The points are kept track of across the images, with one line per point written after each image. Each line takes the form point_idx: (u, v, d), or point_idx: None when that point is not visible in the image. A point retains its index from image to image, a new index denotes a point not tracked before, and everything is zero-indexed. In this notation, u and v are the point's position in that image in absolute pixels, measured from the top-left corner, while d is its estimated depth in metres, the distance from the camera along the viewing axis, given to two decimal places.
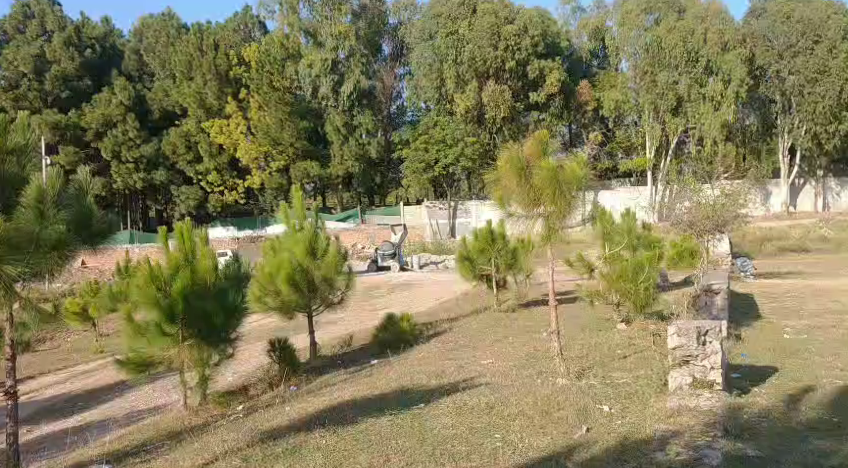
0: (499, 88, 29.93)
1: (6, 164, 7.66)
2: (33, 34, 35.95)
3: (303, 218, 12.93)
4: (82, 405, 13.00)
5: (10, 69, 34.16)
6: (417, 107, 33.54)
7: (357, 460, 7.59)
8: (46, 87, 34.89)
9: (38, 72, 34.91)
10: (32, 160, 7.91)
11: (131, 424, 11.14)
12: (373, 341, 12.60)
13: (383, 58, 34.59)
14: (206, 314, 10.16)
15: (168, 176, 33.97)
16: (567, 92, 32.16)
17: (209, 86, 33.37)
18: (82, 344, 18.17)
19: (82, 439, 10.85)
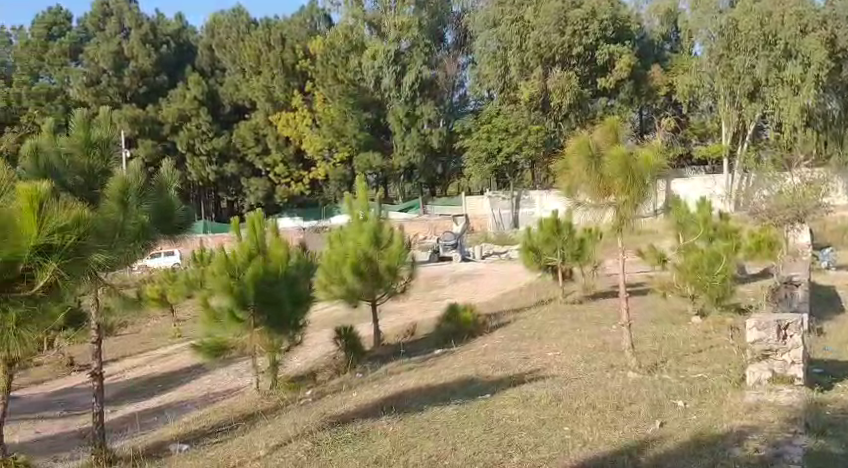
0: (566, 74, 29.86)
1: (92, 157, 8.38)
2: (112, 33, 38.10)
3: (367, 209, 12.78)
4: (160, 387, 13.34)
5: (91, 65, 36.08)
6: (481, 96, 33.65)
7: (424, 447, 7.56)
8: (124, 83, 36.31)
9: (118, 68, 36.50)
10: (114, 154, 8.69)
11: (203, 407, 11.33)
12: (436, 331, 12.58)
13: (446, 47, 34.50)
14: (277, 303, 10.38)
15: (239, 169, 34.58)
16: (638, 78, 31.43)
17: (277, 80, 33.97)
18: (161, 329, 18.71)
19: (159, 420, 11.14)
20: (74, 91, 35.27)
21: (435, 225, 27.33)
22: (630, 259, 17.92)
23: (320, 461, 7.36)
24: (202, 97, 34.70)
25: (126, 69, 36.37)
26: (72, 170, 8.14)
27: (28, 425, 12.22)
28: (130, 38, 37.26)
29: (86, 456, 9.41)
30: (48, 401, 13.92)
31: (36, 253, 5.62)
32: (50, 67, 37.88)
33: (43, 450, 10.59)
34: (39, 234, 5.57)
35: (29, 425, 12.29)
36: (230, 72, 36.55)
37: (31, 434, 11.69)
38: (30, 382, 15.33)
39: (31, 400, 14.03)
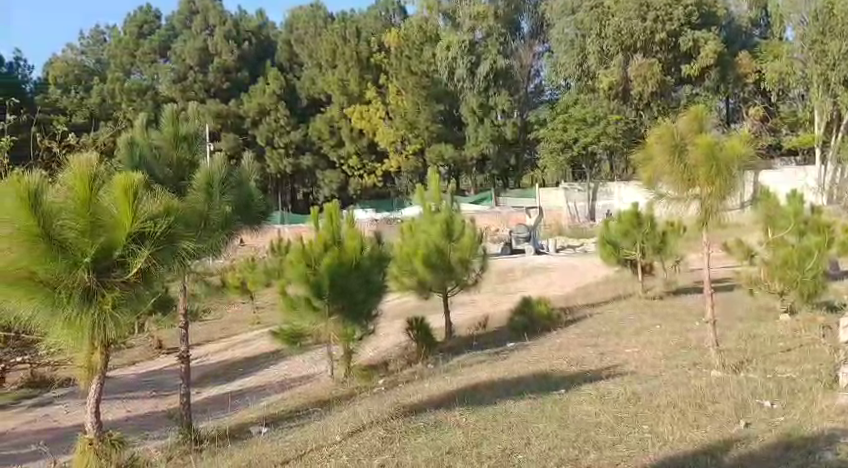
0: (647, 61, 28.81)
1: (180, 149, 9.60)
2: (198, 30, 39.19)
3: (440, 201, 12.90)
4: (241, 371, 13.57)
5: (178, 62, 37.30)
6: (557, 86, 33.23)
7: (497, 440, 7.42)
8: (209, 79, 37.45)
9: (203, 64, 37.60)
10: (200, 147, 9.89)
11: (281, 393, 11.44)
12: (509, 324, 12.43)
13: (522, 36, 33.77)
14: (350, 292, 10.46)
15: (314, 161, 34.96)
16: (725, 64, 30.01)
17: (351, 73, 34.20)
18: (242, 315, 19.07)
19: (241, 403, 11.40)
20: (163, 88, 36.59)
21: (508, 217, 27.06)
22: (715, 254, 17.44)
23: (394, 449, 7.34)
24: (280, 91, 35.53)
25: (211, 66, 37.51)
26: (162, 162, 9.39)
27: (120, 404, 12.60)
28: (214, 34, 38.42)
29: (172, 436, 9.69)
30: (137, 380, 14.31)
31: (130, 239, 6.03)
32: (141, 64, 39.64)
33: (132, 429, 10.90)
34: (134, 222, 5.98)
35: (120, 404, 12.67)
36: (306, 66, 37.12)
37: (123, 412, 12.06)
38: (123, 362, 15.85)
39: (122, 379, 14.43)
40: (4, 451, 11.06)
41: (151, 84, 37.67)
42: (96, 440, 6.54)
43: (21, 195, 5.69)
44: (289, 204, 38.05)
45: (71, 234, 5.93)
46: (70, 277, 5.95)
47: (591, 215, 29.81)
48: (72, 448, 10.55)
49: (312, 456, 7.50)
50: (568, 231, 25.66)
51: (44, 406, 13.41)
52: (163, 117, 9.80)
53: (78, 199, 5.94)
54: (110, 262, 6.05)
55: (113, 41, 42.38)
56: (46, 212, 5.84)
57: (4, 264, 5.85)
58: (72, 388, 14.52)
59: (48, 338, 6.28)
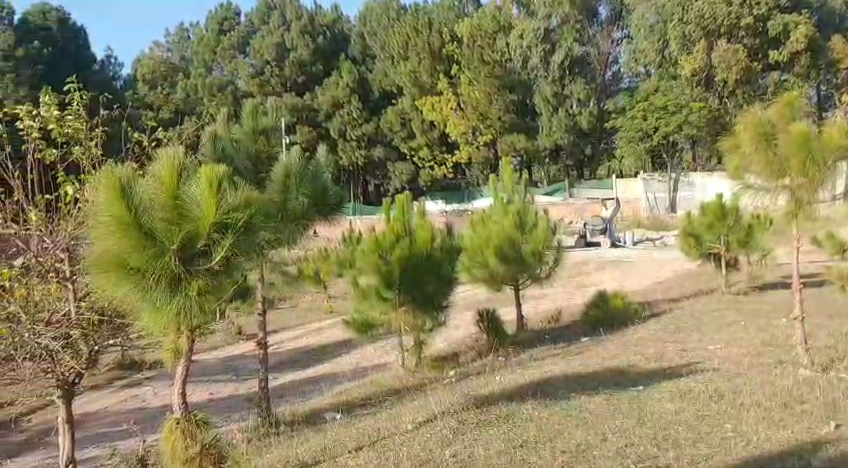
0: (732, 48, 27.19)
1: (258, 142, 9.72)
2: (276, 25, 39.64)
3: (513, 193, 12.61)
4: (314, 358, 13.64)
5: (256, 57, 37.92)
6: (636, 73, 32.45)
7: (571, 435, 7.19)
8: (285, 73, 37.88)
9: (280, 59, 38.03)
10: (276, 139, 9.99)
11: (353, 381, 11.44)
12: (584, 318, 12.10)
13: (599, 23, 33.23)
14: (421, 283, 10.43)
15: (386, 153, 35.12)
16: (816, 50, 28.30)
17: (423, 65, 34.13)
18: (316, 304, 19.19)
19: (316, 389, 11.46)
20: (242, 83, 37.25)
21: (584, 209, 26.65)
22: (805, 248, 16.72)
23: (465, 440, 7.21)
24: (353, 84, 35.88)
25: (288, 59, 37.89)
26: (242, 155, 9.54)
27: (202, 387, 12.85)
28: (291, 29, 38.82)
29: (251, 420, 9.88)
30: (217, 365, 14.51)
31: (214, 229, 6.01)
32: (221, 60, 40.27)
33: (214, 412, 11.10)
34: (217, 213, 5.97)
35: (202, 387, 12.88)
36: (379, 58, 37.15)
37: (205, 395, 12.31)
38: (205, 347, 16.08)
39: (204, 363, 14.68)
40: (96, 429, 11.42)
41: (231, 79, 38.36)
42: (183, 419, 6.43)
43: (114, 187, 5.81)
44: (360, 196, 38.11)
45: (160, 225, 5.94)
46: (158, 265, 5.94)
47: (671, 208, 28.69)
48: (160, 428, 10.89)
49: (383, 444, 7.44)
50: (647, 223, 25.09)
51: (133, 387, 13.70)
52: (243, 112, 9.95)
53: (166, 191, 5.96)
54: (196, 251, 6.05)
55: (196, 38, 43.22)
56: (137, 204, 5.91)
57: (99, 254, 5.93)
58: (160, 370, 14.78)
59: (139, 325, 6.34)
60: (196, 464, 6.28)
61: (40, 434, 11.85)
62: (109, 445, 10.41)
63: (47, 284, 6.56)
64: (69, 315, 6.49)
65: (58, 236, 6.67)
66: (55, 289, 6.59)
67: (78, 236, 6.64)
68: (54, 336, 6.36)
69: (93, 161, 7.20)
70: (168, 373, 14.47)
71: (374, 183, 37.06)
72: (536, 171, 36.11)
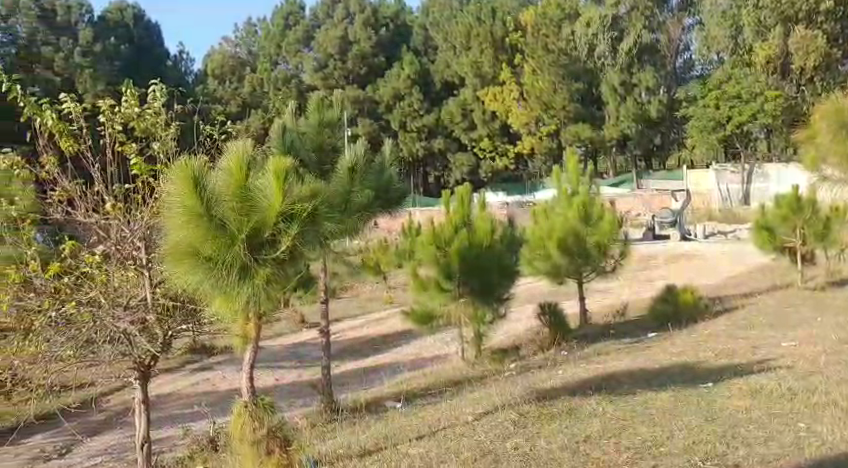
0: (808, 34, 26.30)
1: (322, 134, 9.67)
2: (339, 17, 39.80)
3: (577, 184, 12.20)
4: (376, 347, 13.61)
5: (320, 50, 38.18)
6: (709, 61, 31.11)
7: (636, 432, 6.96)
8: (348, 65, 37.99)
9: (343, 51, 38.17)
10: (340, 133, 9.92)
11: (414, 371, 11.34)
12: (651, 313, 11.79)
13: (669, 9, 32.28)
14: (483, 274, 10.26)
15: (446, 144, 34.98)
16: None
17: (486, 55, 33.80)
18: (376, 294, 19.19)
19: (377, 378, 11.44)
20: (305, 76, 37.57)
21: (652, 201, 26.10)
22: None
23: (526, 434, 7.04)
24: (415, 76, 35.77)
25: (350, 52, 37.98)
26: (307, 147, 9.48)
27: (269, 373, 12.95)
28: (354, 22, 38.84)
29: (314, 406, 9.94)
30: (282, 351, 14.59)
31: (280, 218, 5.98)
32: (286, 54, 40.58)
33: (280, 398, 11.18)
34: (284, 202, 5.94)
35: (268, 373, 12.98)
36: (442, 49, 37.05)
37: (271, 381, 12.39)
38: (270, 334, 16.22)
39: (270, 349, 14.78)
40: (169, 410, 11.63)
41: (295, 73, 38.77)
42: (250, 404, 6.43)
43: (186, 179, 5.73)
44: (421, 187, 38.05)
45: (230, 216, 5.90)
46: (229, 254, 5.94)
47: (745, 199, 27.77)
48: (230, 412, 11.07)
49: (444, 434, 7.32)
50: (720, 215, 24.57)
51: (204, 370, 13.88)
52: (308, 106, 9.96)
53: (235, 182, 5.91)
54: (263, 240, 6.04)
55: (263, 33, 43.66)
56: (209, 194, 5.85)
57: (174, 243, 5.90)
58: (230, 355, 14.97)
59: (210, 310, 6.37)
60: (263, 448, 6.21)
61: (117, 415, 12.14)
62: (182, 427, 10.60)
63: (126, 270, 6.50)
64: (144, 301, 6.47)
65: (135, 222, 6.47)
66: (131, 276, 6.53)
67: (155, 224, 6.48)
68: (131, 320, 6.39)
69: (170, 155, 6.90)
70: (236, 359, 14.63)
71: (434, 175, 36.96)
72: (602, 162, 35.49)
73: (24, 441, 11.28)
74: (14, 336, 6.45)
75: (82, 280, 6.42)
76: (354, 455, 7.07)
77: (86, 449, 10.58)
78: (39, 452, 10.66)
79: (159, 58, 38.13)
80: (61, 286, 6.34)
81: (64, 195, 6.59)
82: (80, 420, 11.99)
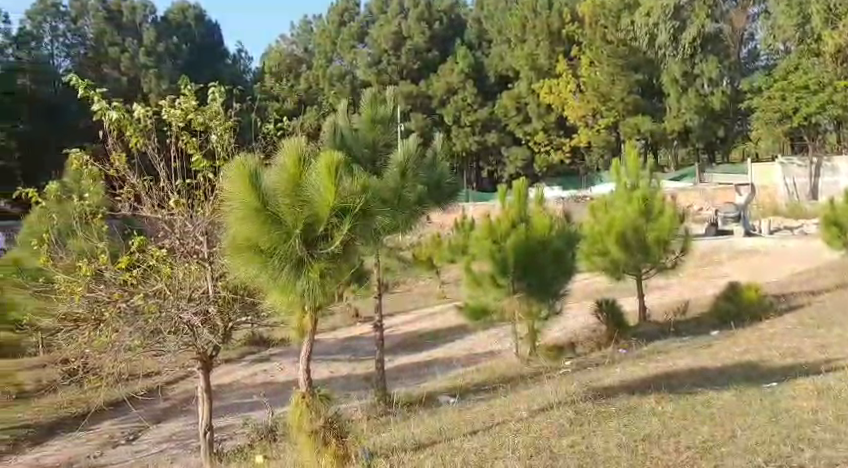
0: None
1: (374, 131, 9.61)
2: (394, 13, 39.84)
3: (638, 178, 11.87)
4: (431, 342, 13.50)
5: (375, 45, 38.29)
6: (775, 50, 29.35)
7: (697, 431, 6.72)
8: (402, 60, 37.99)
9: (397, 47, 38.21)
10: (393, 129, 9.85)
11: (467, 366, 11.23)
12: (713, 311, 11.46)
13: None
14: (539, 269, 10.10)
15: (500, 138, 34.77)
16: None
17: (542, 47, 33.52)
18: (429, 290, 19.07)
19: (431, 372, 11.35)
20: (359, 72, 37.75)
21: (715, 195, 25.51)
22: None
23: (583, 431, 6.86)
24: (468, 70, 35.79)
25: (404, 48, 38.00)
26: (360, 143, 9.39)
27: (324, 365, 12.95)
28: (409, 17, 38.76)
29: (370, 399, 9.92)
30: (337, 345, 14.59)
31: (332, 214, 5.85)
32: (341, 51, 40.73)
33: (335, 390, 11.15)
34: (337, 198, 5.78)
35: (323, 365, 12.98)
36: (497, 43, 36.94)
37: (326, 373, 12.40)
38: (325, 328, 16.22)
39: (325, 343, 14.81)
40: (230, 400, 11.72)
41: (350, 69, 38.99)
42: (307, 394, 6.42)
43: (243, 175, 5.75)
44: (474, 183, 37.86)
45: (285, 210, 5.85)
46: (285, 247, 5.89)
47: (812, 194, 26.97)
48: (288, 403, 11.11)
49: (499, 430, 7.18)
50: (785, 210, 24.04)
51: (262, 361, 13.96)
52: (362, 102, 9.92)
53: (289, 178, 5.83)
54: (317, 234, 5.94)
55: (318, 31, 43.87)
56: (265, 189, 5.84)
57: (234, 236, 5.94)
58: (287, 346, 15.01)
59: (268, 302, 6.33)
60: (321, 437, 6.18)
61: (181, 403, 12.27)
62: (243, 415, 10.67)
63: (188, 265, 6.94)
64: (206, 293, 6.92)
65: (197, 219, 6.93)
66: (194, 269, 6.95)
67: (216, 221, 6.93)
68: (195, 311, 6.86)
69: (229, 151, 7.12)
70: (294, 350, 14.67)
71: (489, 169, 36.69)
72: (662, 156, 34.76)
73: (93, 427, 11.46)
74: (86, 326, 6.94)
75: (149, 272, 6.90)
76: (408, 447, 6.97)
77: (152, 435, 10.72)
78: (108, 438, 10.84)
79: (220, 56, 38.78)
80: (129, 277, 6.82)
81: (131, 192, 7.12)
82: (147, 407, 12.14)
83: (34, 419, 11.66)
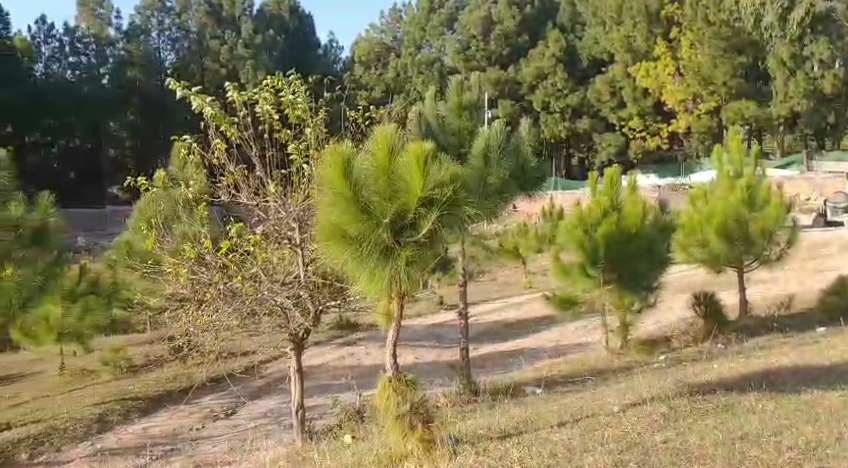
0: None
1: (461, 118, 9.41)
2: None
3: (742, 165, 11.31)
4: (519, 332, 13.28)
5: (464, 31, 37.97)
6: None
7: (799, 431, 6.34)
8: (491, 46, 37.56)
9: (486, 33, 37.73)
10: (481, 116, 9.65)
11: (556, 357, 11.00)
12: (819, 307, 10.89)
13: None
14: (631, 259, 9.74)
15: (592, 124, 34.09)
16: None
17: (639, 29, 32.56)
18: (514, 279, 18.76)
19: (518, 362, 11.15)
20: (448, 59, 37.65)
21: (821, 185, 24.39)
22: None
23: (678, 427, 6.55)
24: (560, 54, 35.24)
25: (493, 33, 37.50)
26: (446, 131, 9.26)
27: (409, 351, 12.87)
28: (499, 1, 38.24)
29: (455, 385, 9.79)
30: (423, 331, 14.49)
31: (420, 203, 5.71)
32: (431, 38, 40.68)
33: (421, 375, 11.06)
34: (425, 186, 5.65)
35: (409, 351, 12.92)
36: (591, 26, 36.20)
37: (412, 358, 12.32)
38: (411, 314, 16.17)
39: (411, 329, 14.74)
40: (320, 380, 11.78)
41: (439, 56, 38.89)
42: (395, 378, 6.32)
43: (336, 163, 5.69)
44: (563, 170, 37.25)
45: (375, 198, 5.72)
46: (374, 236, 5.76)
47: None
48: (377, 386, 11.10)
49: (589, 423, 6.92)
50: None
51: (350, 345, 13.98)
52: (449, 88, 9.72)
53: (378, 167, 5.70)
54: (405, 223, 5.79)
55: (408, 18, 43.88)
56: (356, 177, 5.73)
57: (324, 224, 5.86)
58: (373, 331, 15.02)
59: (358, 289, 6.20)
60: (407, 422, 6.13)
61: (275, 381, 12.35)
62: (332, 396, 10.69)
63: (280, 249, 6.96)
64: (298, 278, 6.94)
65: (290, 206, 6.91)
66: (287, 254, 7.00)
67: (308, 207, 6.88)
68: (287, 294, 6.88)
69: (321, 141, 7.11)
70: (380, 335, 14.67)
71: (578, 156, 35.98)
72: (766, 142, 33.37)
73: (196, 401, 11.66)
74: (189, 306, 7.06)
75: (246, 257, 6.93)
76: (495, 436, 6.78)
77: (249, 410, 10.85)
78: (209, 412, 11.00)
79: (311, 46, 39.18)
80: (228, 261, 6.89)
81: (230, 179, 7.18)
82: (244, 383, 12.31)
83: (142, 391, 11.91)
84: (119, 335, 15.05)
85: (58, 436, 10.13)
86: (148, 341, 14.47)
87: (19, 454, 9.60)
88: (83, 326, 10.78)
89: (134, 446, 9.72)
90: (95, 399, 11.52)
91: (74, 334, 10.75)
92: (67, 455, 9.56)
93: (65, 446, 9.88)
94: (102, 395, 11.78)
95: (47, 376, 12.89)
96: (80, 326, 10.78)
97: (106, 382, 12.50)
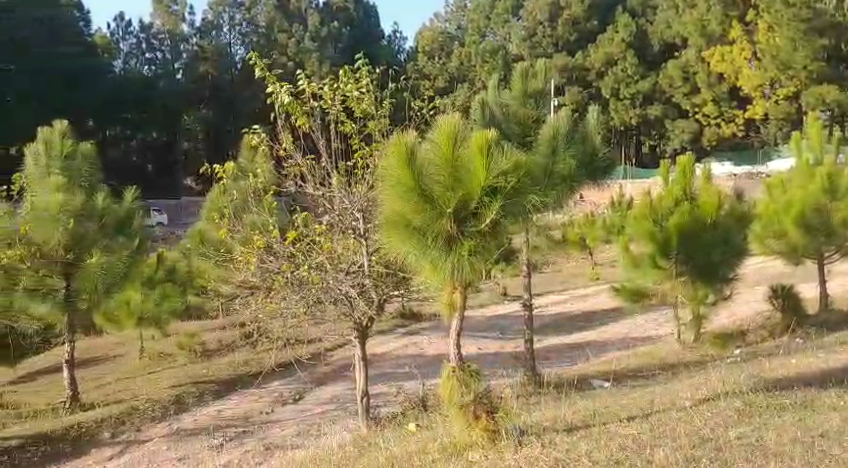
0: None
1: (527, 106, 9.24)
2: None
3: (822, 152, 10.87)
4: (584, 324, 13.05)
5: (530, 18, 37.53)
6: None
7: None
8: (557, 32, 37.03)
9: (552, 18, 37.26)
10: (547, 103, 9.45)
11: (623, 350, 10.75)
12: None
13: None
14: (703, 250, 9.41)
15: (663, 110, 33.36)
16: None
17: (713, 12, 31.65)
18: (581, 270, 18.49)
19: (585, 354, 10.93)
20: (513, 46, 37.35)
21: None
22: None
23: (754, 423, 6.29)
24: (629, 39, 34.71)
25: (560, 19, 37.00)
26: (511, 119, 9.11)
27: (472, 341, 12.77)
28: None
29: (520, 376, 9.63)
30: (486, 321, 14.37)
31: (484, 193, 5.59)
32: (495, 26, 40.40)
33: (485, 365, 10.94)
34: (489, 176, 5.53)
35: (472, 341, 12.81)
36: (662, 10, 35.36)
37: (475, 349, 12.21)
38: (475, 304, 16.05)
39: (475, 319, 14.63)
40: (383, 369, 11.76)
41: (503, 44, 38.56)
42: (458, 368, 6.17)
43: (399, 153, 5.59)
44: (632, 158, 36.57)
45: (437, 188, 5.61)
46: (436, 225, 5.65)
47: None
48: (440, 375, 11.02)
49: (659, 418, 6.70)
50: None
51: (414, 334, 13.94)
52: (514, 74, 9.51)
53: (442, 157, 5.59)
54: (468, 212, 5.66)
55: (473, 6, 43.70)
56: (419, 168, 5.63)
57: (388, 213, 5.77)
58: (436, 322, 14.96)
59: (421, 278, 6.11)
60: (471, 413, 6.03)
61: (340, 368, 12.37)
62: (395, 385, 10.66)
63: (344, 239, 6.89)
64: (362, 267, 6.86)
65: (354, 196, 6.84)
66: (351, 244, 6.93)
67: (372, 197, 6.81)
68: (352, 283, 6.82)
69: (385, 132, 7.02)
70: (443, 326, 14.60)
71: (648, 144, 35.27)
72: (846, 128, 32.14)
73: (265, 385, 11.76)
74: (261, 294, 7.12)
75: (312, 246, 6.91)
76: (561, 429, 6.61)
77: (314, 397, 10.87)
78: (277, 397, 11.05)
79: (375, 34, 39.26)
80: (295, 251, 6.89)
81: (296, 170, 7.14)
82: (309, 370, 12.37)
83: (214, 374, 12.07)
84: (193, 322, 15.31)
85: (138, 416, 10.27)
86: (219, 327, 14.69)
87: (102, 433, 9.76)
88: (161, 311, 11.01)
89: (207, 427, 9.82)
90: (172, 382, 11.73)
91: (153, 320, 10.91)
92: (146, 435, 9.70)
93: (146, 426, 10.04)
94: (179, 377, 11.99)
95: (125, 360, 13.17)
96: (158, 312, 11.00)
97: (181, 365, 12.69)
